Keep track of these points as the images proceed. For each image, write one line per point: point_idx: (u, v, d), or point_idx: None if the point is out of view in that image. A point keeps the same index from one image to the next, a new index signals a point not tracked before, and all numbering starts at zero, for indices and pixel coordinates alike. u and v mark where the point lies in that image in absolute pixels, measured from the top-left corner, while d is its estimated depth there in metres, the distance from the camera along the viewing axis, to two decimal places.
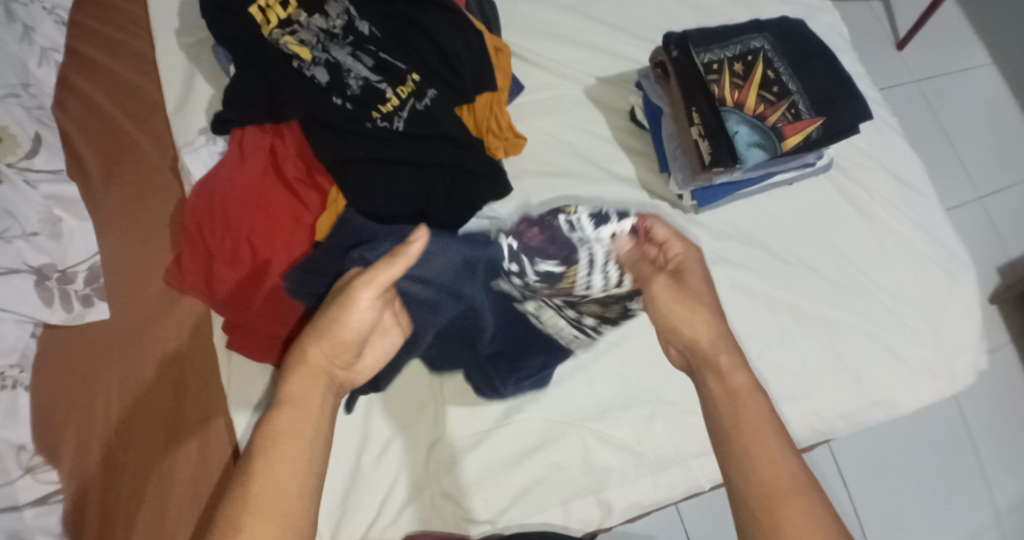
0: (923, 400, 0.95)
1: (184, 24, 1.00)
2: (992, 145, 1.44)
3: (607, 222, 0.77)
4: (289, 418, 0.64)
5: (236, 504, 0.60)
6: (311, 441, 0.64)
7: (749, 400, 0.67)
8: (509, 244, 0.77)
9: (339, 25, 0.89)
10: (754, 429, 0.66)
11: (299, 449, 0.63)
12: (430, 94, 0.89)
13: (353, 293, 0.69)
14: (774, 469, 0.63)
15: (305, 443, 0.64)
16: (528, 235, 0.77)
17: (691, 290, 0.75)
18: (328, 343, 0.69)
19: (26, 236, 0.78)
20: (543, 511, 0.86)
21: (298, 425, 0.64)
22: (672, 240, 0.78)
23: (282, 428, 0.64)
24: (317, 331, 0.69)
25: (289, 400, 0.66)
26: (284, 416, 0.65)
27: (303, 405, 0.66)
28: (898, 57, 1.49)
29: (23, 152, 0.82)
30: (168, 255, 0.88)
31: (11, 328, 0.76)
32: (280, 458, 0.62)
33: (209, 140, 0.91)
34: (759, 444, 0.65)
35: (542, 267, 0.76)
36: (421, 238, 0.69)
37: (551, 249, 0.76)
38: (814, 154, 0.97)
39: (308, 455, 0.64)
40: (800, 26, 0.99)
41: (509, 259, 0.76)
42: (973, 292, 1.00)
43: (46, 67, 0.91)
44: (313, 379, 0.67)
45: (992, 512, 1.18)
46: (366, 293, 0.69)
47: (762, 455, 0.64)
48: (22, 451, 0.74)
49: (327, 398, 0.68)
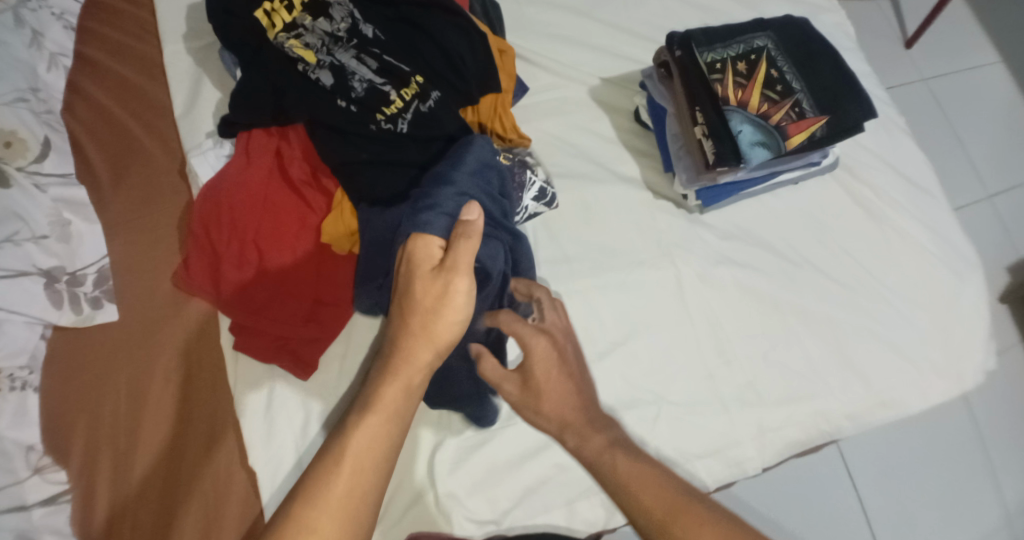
0: (931, 399, 0.95)
1: (192, 29, 1.02)
2: (1001, 144, 1.43)
3: (544, 196, 0.91)
4: (381, 429, 0.63)
5: (312, 494, 0.60)
6: (389, 433, 0.64)
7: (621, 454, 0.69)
8: (528, 187, 0.89)
9: (343, 28, 0.88)
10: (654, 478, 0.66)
11: (370, 466, 0.62)
12: (434, 97, 0.89)
13: (450, 282, 0.68)
14: (658, 495, 0.65)
15: (384, 451, 0.63)
16: (517, 196, 0.89)
17: (538, 361, 0.75)
18: (426, 334, 0.68)
19: (36, 239, 0.80)
20: (547, 512, 0.86)
21: (378, 442, 0.63)
22: (554, 324, 0.78)
23: (358, 449, 0.62)
24: (410, 336, 0.67)
25: (382, 409, 0.64)
26: (372, 423, 0.63)
27: (396, 418, 0.65)
28: (905, 55, 1.48)
29: (32, 156, 0.83)
30: (175, 257, 0.88)
31: (21, 329, 0.77)
32: (356, 464, 0.62)
33: (216, 143, 0.92)
34: (638, 479, 0.66)
35: (530, 207, 0.91)
36: (476, 212, 0.71)
37: (529, 194, 0.90)
38: (819, 153, 0.96)
39: (382, 450, 0.63)
40: (805, 25, 0.98)
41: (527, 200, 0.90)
42: (981, 290, 1.00)
43: (55, 72, 0.92)
44: (408, 372, 0.67)
45: (1003, 513, 1.16)
46: (461, 284, 0.68)
47: (643, 486, 0.66)
48: (30, 451, 0.75)
49: (413, 404, 0.66)
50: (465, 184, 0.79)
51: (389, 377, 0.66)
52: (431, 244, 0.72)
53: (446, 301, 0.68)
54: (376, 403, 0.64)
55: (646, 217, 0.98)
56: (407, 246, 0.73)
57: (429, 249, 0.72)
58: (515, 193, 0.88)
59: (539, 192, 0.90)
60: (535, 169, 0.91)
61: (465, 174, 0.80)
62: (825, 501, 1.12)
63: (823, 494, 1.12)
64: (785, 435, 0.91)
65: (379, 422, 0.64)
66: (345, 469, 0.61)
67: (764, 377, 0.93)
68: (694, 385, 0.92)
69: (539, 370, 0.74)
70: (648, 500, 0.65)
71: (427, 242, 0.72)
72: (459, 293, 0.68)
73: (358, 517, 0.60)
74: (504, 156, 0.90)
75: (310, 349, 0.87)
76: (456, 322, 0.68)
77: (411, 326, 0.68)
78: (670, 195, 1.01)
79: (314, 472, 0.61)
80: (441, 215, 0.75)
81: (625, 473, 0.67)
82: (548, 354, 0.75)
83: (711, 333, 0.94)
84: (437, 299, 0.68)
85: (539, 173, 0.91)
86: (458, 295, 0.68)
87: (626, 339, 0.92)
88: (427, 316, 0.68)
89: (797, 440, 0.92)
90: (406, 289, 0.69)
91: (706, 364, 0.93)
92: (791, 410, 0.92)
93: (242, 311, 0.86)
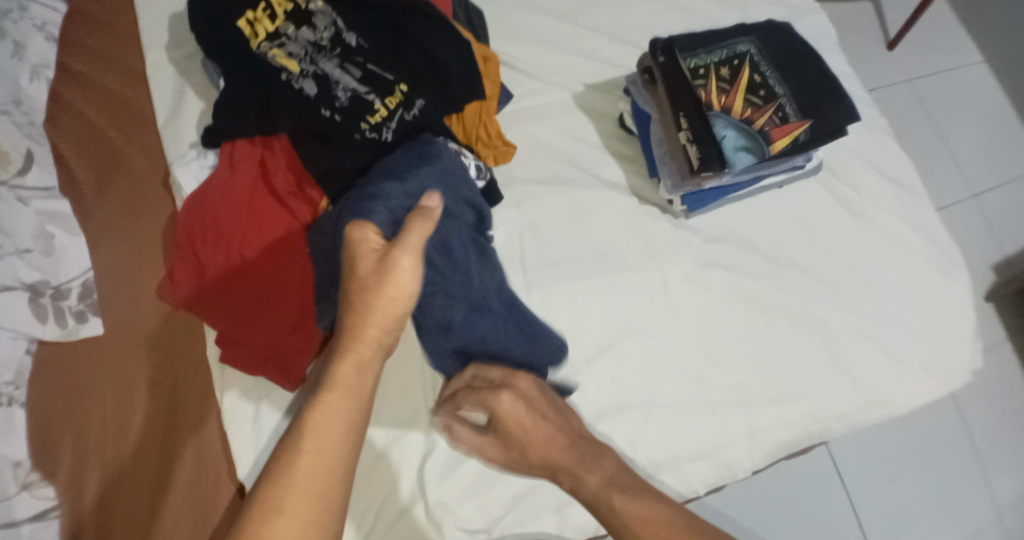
0: (918, 397, 0.95)
1: (174, 38, 1.01)
2: (985, 142, 1.44)
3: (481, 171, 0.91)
4: (340, 407, 0.65)
5: (279, 478, 0.62)
6: (350, 410, 0.66)
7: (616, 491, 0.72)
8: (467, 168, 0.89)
9: (326, 36, 0.88)
10: (653, 512, 0.69)
11: (332, 442, 0.64)
12: (419, 104, 0.89)
13: (393, 262, 0.68)
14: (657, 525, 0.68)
15: (348, 425, 0.65)
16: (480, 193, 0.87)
17: (504, 411, 0.78)
18: (374, 314, 0.68)
19: (20, 253, 0.79)
20: (538, 519, 0.86)
21: (339, 418, 0.65)
22: (509, 378, 0.80)
23: (320, 428, 0.64)
24: (355, 316, 0.68)
25: (342, 386, 0.66)
26: (335, 400, 0.65)
27: (354, 395, 0.66)
28: (889, 56, 1.49)
29: (15, 170, 0.83)
30: (160, 269, 0.88)
31: (6, 343, 0.76)
32: (323, 441, 0.64)
33: (199, 154, 0.91)
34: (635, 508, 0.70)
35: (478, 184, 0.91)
36: (435, 201, 0.72)
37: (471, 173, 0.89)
38: (804, 157, 0.96)
39: (346, 427, 0.65)
40: (787, 29, 0.99)
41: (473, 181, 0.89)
42: (966, 287, 1.00)
43: (37, 83, 0.91)
44: (360, 352, 0.68)
45: (993, 508, 1.17)
46: (405, 263, 0.68)
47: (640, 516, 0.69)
48: (17, 467, 0.74)
49: (374, 378, 0.68)
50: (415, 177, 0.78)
51: (341, 358, 0.67)
52: (372, 230, 0.71)
53: (389, 277, 0.68)
54: (333, 382, 0.66)
55: (633, 221, 0.99)
56: (350, 235, 0.72)
57: (370, 237, 0.71)
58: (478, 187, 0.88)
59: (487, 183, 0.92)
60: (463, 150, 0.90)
61: (411, 166, 0.79)
62: (817, 501, 1.12)
63: (813, 495, 1.13)
64: (774, 437, 0.92)
65: (342, 397, 0.66)
66: (307, 447, 0.63)
67: (752, 379, 0.93)
68: (683, 388, 0.92)
69: (509, 425, 0.78)
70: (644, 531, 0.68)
71: (369, 230, 0.71)
72: (403, 274, 0.68)
73: (329, 489, 0.62)
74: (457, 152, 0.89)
75: (299, 359, 0.86)
76: (404, 297, 0.69)
77: (356, 305, 0.68)
78: (655, 201, 1.01)
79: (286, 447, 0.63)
80: (390, 208, 0.74)
81: (625, 509, 0.70)
82: (514, 404, 0.78)
83: (700, 336, 0.94)
84: (381, 277, 0.68)
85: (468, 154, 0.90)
86: (402, 274, 0.68)
87: (614, 343, 0.92)
88: (373, 296, 0.68)
89: (786, 441, 0.92)
90: (349, 272, 0.70)
91: (694, 367, 0.93)
92: (781, 412, 0.92)
93: (229, 323, 0.85)
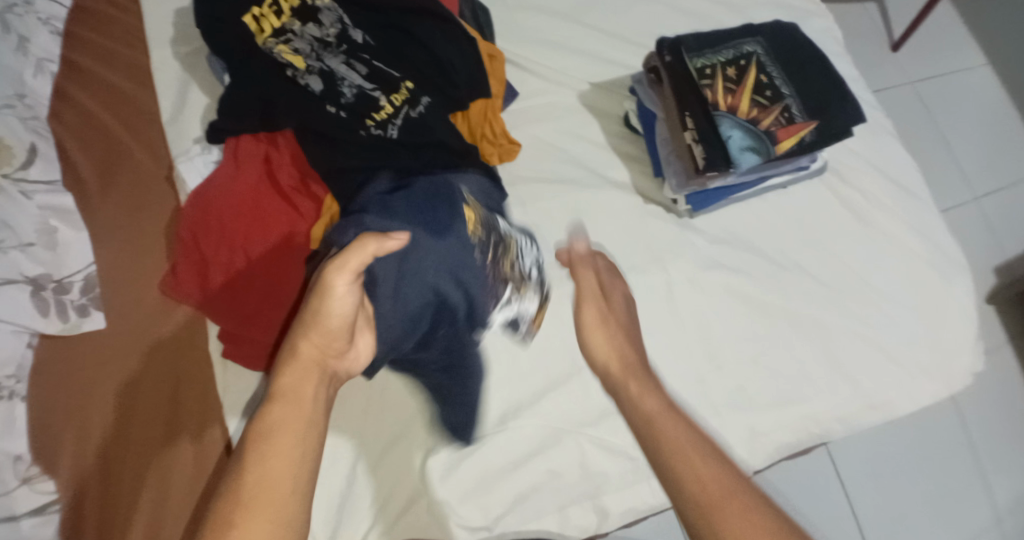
0: (919, 401, 0.95)
1: (180, 33, 1.02)
2: (988, 146, 1.44)
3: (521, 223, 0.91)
4: (290, 421, 0.62)
5: (226, 497, 0.57)
6: (304, 429, 0.62)
7: (664, 425, 0.66)
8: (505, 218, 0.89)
9: (333, 33, 0.88)
10: (695, 449, 0.64)
11: (285, 459, 0.60)
12: (424, 102, 0.89)
13: (327, 280, 0.66)
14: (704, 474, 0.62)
15: (298, 438, 0.62)
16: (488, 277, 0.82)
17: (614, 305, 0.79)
18: (316, 332, 0.67)
19: (22, 247, 0.79)
20: (539, 519, 0.86)
21: (288, 431, 0.61)
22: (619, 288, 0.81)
23: (271, 444, 0.60)
24: (300, 332, 0.67)
25: (286, 397, 0.64)
26: (279, 411, 0.63)
27: (302, 409, 0.63)
28: (892, 58, 1.49)
29: (18, 164, 0.83)
30: (164, 264, 0.88)
31: (8, 338, 0.75)
32: (275, 456, 0.60)
33: (204, 149, 0.92)
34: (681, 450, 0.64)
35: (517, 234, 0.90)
36: (401, 236, 0.68)
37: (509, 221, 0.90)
38: (809, 157, 0.96)
39: (300, 445, 0.61)
40: (794, 30, 0.98)
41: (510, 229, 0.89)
42: (968, 291, 1.00)
43: (41, 77, 0.91)
44: (303, 370, 0.66)
45: (992, 512, 1.17)
46: (340, 279, 0.66)
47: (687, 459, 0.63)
48: (19, 462, 0.73)
49: (321, 391, 0.66)
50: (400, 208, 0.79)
51: (286, 372, 0.65)
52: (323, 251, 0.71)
53: (322, 294, 0.66)
54: (274, 396, 0.63)
55: (637, 221, 0.98)
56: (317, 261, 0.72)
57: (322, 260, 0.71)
58: (501, 272, 0.84)
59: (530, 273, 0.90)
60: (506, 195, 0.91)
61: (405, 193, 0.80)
62: (818, 503, 1.12)
63: (814, 497, 1.12)
64: (776, 439, 0.92)
65: (287, 410, 0.63)
66: (259, 463, 0.59)
67: (754, 379, 0.93)
68: (685, 389, 0.92)
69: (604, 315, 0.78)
70: (692, 477, 0.62)
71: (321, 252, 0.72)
72: (340, 292, 0.66)
73: (282, 505, 0.58)
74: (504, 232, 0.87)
75: None
76: (343, 313, 0.67)
77: (299, 321, 0.67)
78: (660, 201, 1.01)
79: (236, 466, 0.59)
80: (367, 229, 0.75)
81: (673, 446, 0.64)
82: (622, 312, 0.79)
83: (703, 337, 0.94)
84: (314, 293, 0.66)
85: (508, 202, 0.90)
86: (338, 292, 0.66)
87: None
88: (314, 313, 0.67)
89: (787, 443, 0.92)
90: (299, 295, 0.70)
91: (696, 368, 0.93)
92: (783, 414, 0.92)
93: (232, 319, 0.85)
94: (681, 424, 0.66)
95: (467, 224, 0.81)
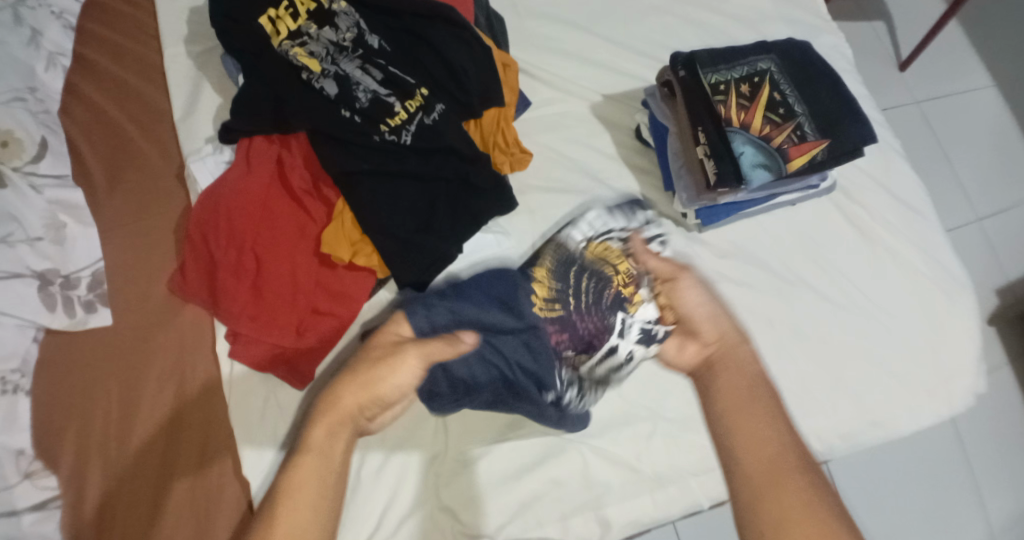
0: (921, 419, 0.96)
1: (192, 31, 1.00)
2: (991, 167, 1.45)
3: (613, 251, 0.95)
4: (314, 469, 0.66)
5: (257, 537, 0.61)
6: (331, 478, 0.66)
7: (740, 396, 0.70)
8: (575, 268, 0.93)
9: (348, 37, 0.89)
10: (758, 427, 0.67)
11: (309, 505, 0.64)
12: (438, 109, 0.89)
13: (403, 356, 0.75)
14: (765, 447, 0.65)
15: (321, 487, 0.65)
16: (555, 339, 0.90)
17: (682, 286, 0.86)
18: (365, 391, 0.72)
19: (29, 241, 0.80)
20: (541, 527, 0.85)
21: (312, 478, 0.65)
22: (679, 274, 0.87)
23: (302, 485, 0.64)
24: (351, 385, 0.72)
25: (315, 449, 0.67)
26: (309, 463, 0.66)
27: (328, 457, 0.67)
28: (899, 77, 1.50)
29: (28, 157, 0.83)
30: (172, 263, 0.87)
31: (12, 333, 0.76)
32: (301, 502, 0.64)
33: (215, 149, 0.91)
34: (746, 424, 0.67)
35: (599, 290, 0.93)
36: (473, 339, 0.81)
37: (588, 283, 0.93)
38: (818, 176, 0.97)
39: (326, 493, 0.65)
40: (807, 48, 0.99)
41: (590, 282, 0.93)
42: (973, 310, 1.01)
43: (53, 72, 0.92)
44: (341, 423, 0.70)
45: (987, 531, 1.18)
46: (415, 360, 0.75)
47: (748, 432, 0.67)
48: (21, 456, 0.74)
49: (349, 442, 0.69)
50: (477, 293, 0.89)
51: (322, 418, 0.70)
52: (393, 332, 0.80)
53: (388, 368, 0.74)
54: (308, 443, 0.67)
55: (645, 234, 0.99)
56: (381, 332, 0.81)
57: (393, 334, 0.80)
58: (593, 310, 0.92)
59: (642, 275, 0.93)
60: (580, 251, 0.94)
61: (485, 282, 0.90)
62: None
63: None
64: None
65: (317, 462, 0.66)
66: (285, 507, 0.63)
67: None
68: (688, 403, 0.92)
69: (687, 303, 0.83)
70: (750, 448, 0.65)
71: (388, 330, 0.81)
72: (409, 368, 0.75)
73: None
74: (584, 246, 0.95)
75: (307, 359, 0.86)
76: (399, 386, 0.74)
77: (355, 376, 0.73)
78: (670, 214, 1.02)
79: (270, 512, 0.63)
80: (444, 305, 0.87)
81: (735, 410, 0.69)
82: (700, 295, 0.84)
83: None
84: (380, 363, 0.74)
85: (581, 249, 0.95)
86: (405, 371, 0.75)
87: None
88: (375, 376, 0.73)
89: None
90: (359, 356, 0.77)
91: None
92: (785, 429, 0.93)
93: (239, 320, 0.84)
94: (747, 396, 0.70)
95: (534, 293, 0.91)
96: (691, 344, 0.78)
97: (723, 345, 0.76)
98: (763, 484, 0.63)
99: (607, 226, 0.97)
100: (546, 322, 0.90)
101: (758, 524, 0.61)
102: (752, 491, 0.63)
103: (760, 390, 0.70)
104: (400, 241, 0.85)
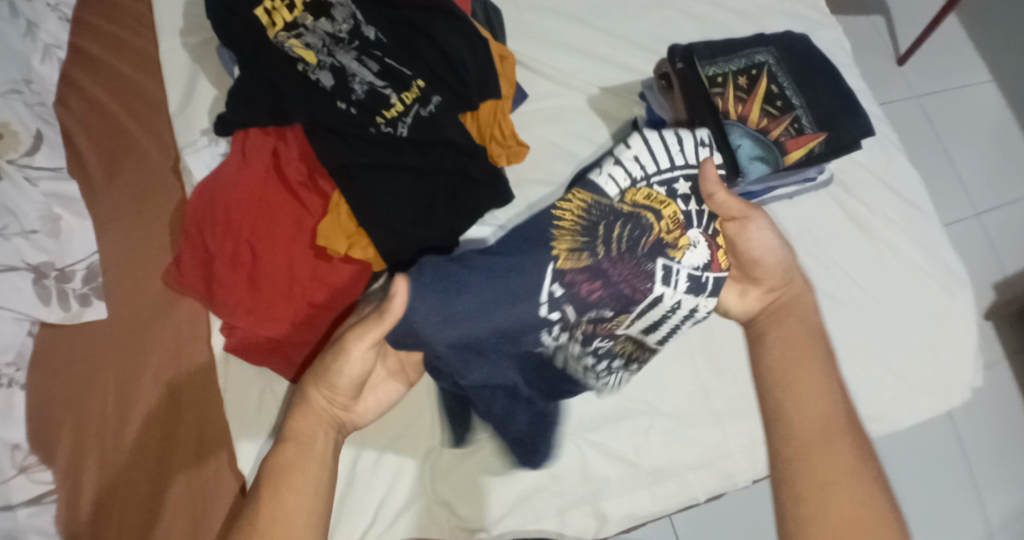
0: (920, 414, 0.95)
1: (189, 23, 1.00)
2: (990, 162, 1.45)
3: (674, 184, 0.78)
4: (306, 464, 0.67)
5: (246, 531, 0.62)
6: (316, 475, 0.66)
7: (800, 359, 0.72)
8: (612, 216, 0.75)
9: (345, 29, 0.89)
10: (806, 389, 0.69)
11: (297, 489, 0.65)
12: (435, 101, 0.89)
13: (344, 345, 0.68)
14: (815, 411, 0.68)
15: (309, 477, 0.66)
16: (582, 287, 0.73)
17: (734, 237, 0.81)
18: (323, 385, 0.70)
19: (25, 234, 0.79)
20: (539, 520, 0.86)
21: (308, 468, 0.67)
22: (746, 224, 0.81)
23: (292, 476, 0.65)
24: (310, 383, 0.71)
25: (295, 439, 0.68)
26: (289, 451, 0.67)
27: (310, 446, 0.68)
28: (899, 72, 1.50)
29: (24, 150, 0.83)
30: (167, 256, 0.87)
31: (9, 326, 0.76)
32: (288, 489, 0.64)
33: (211, 141, 0.90)
34: (800, 382, 0.70)
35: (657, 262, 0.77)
36: (400, 290, 0.66)
37: (627, 231, 0.75)
38: (816, 169, 0.97)
39: (314, 487, 0.66)
40: (805, 41, 0.99)
41: (639, 242, 0.76)
42: (971, 306, 1.00)
43: (48, 63, 0.91)
44: (313, 419, 0.70)
45: (984, 526, 1.18)
46: (359, 346, 0.68)
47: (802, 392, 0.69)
48: (16, 450, 0.74)
49: (329, 438, 0.70)
50: (484, 288, 0.70)
51: (299, 409, 0.70)
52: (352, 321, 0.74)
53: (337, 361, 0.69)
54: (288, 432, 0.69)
55: None
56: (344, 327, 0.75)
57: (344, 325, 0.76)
58: (627, 259, 0.75)
59: (694, 215, 0.79)
60: (625, 193, 0.75)
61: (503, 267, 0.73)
62: None
63: None
64: None
65: (297, 451, 0.67)
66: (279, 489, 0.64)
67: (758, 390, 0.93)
68: (687, 396, 0.92)
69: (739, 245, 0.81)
70: (800, 411, 0.68)
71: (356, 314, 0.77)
72: (355, 363, 0.69)
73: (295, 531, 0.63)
74: (624, 194, 0.75)
75: (302, 353, 0.86)
76: (352, 376, 0.70)
77: (313, 371, 0.71)
78: None
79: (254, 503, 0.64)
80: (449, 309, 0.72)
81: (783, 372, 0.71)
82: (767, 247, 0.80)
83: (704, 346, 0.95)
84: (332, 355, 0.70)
85: (626, 181, 0.76)
86: (353, 362, 0.69)
87: None
88: (324, 371, 0.70)
89: None
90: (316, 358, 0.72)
91: (699, 375, 0.93)
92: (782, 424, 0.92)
93: (234, 312, 0.84)
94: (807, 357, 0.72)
95: (556, 250, 0.72)
96: (752, 290, 0.81)
97: (785, 293, 0.79)
98: (811, 446, 0.66)
99: (650, 163, 0.77)
100: (570, 272, 0.73)
101: (794, 486, 0.65)
102: (796, 452, 0.66)
103: (812, 348, 0.72)
104: (396, 233, 0.84)
